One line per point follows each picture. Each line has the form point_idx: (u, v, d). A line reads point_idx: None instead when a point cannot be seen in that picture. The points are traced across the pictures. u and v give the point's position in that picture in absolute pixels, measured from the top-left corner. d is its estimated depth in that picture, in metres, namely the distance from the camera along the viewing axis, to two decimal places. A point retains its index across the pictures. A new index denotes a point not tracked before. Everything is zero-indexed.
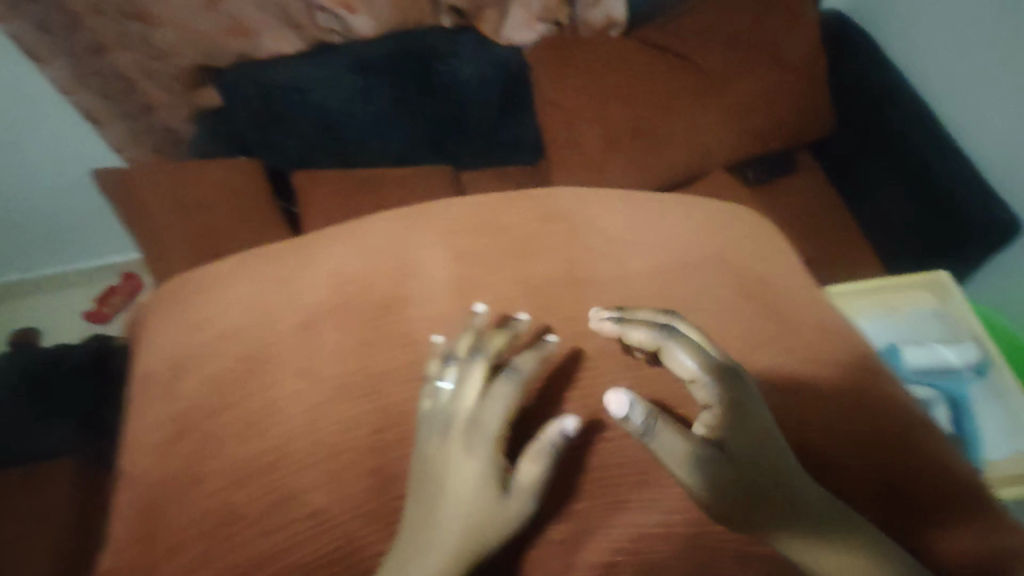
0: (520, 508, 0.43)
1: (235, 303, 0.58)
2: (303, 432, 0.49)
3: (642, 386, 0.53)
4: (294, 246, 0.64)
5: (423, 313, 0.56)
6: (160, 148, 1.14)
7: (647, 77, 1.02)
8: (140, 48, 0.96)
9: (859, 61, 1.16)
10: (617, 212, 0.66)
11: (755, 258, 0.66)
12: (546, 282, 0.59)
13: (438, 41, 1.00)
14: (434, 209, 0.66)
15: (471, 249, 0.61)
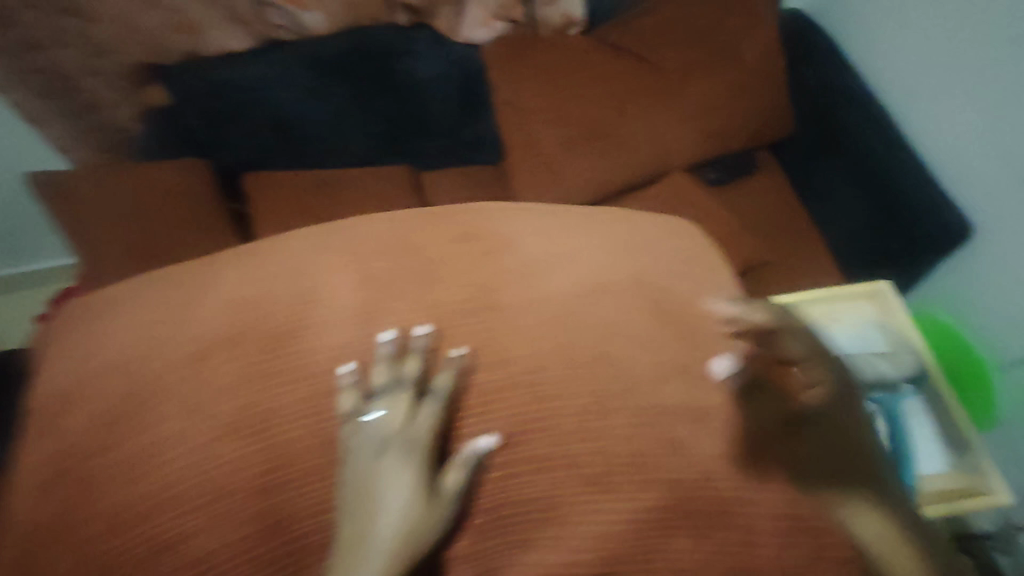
0: (445, 514, 0.43)
1: (126, 331, 0.51)
2: (189, 474, 0.44)
3: (569, 409, 0.47)
4: (198, 266, 0.57)
5: (325, 346, 0.48)
6: (108, 148, 1.08)
7: (601, 75, 1.01)
8: (80, 45, 0.93)
9: (817, 46, 1.13)
10: (540, 225, 0.59)
11: (690, 275, 0.60)
12: (458, 304, 0.51)
13: (393, 39, 1.01)
14: (346, 225, 0.59)
15: (385, 277, 0.52)
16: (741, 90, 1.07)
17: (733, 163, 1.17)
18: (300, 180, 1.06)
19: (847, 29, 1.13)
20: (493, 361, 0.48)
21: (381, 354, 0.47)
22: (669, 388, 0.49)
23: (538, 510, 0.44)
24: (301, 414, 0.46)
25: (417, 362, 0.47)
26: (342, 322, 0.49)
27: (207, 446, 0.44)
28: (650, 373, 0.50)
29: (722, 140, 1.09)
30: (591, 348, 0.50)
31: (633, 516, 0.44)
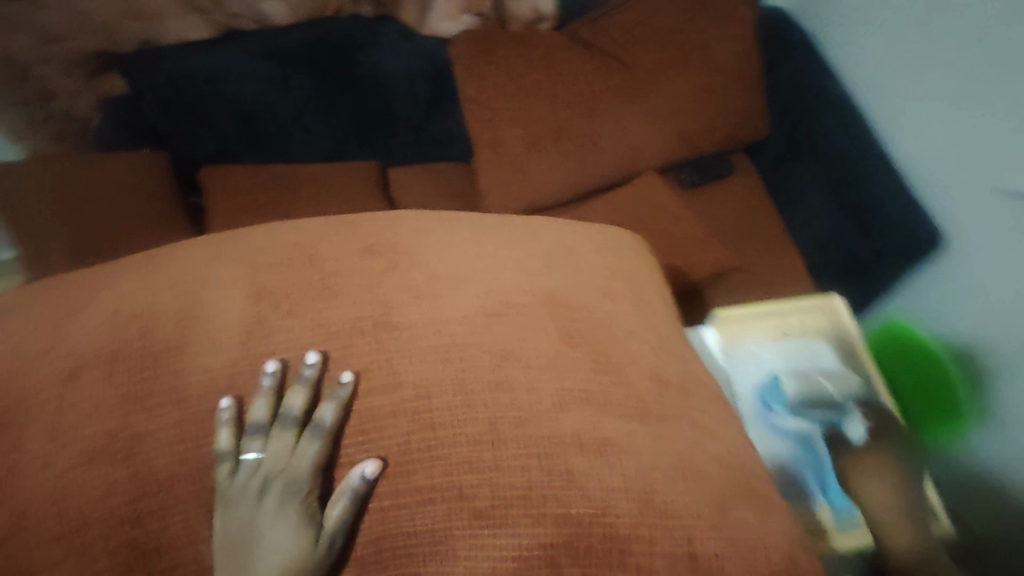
0: (328, 552, 0.43)
1: (13, 342, 0.51)
2: (60, 496, 0.43)
3: (471, 429, 0.46)
4: (106, 278, 0.56)
5: (211, 364, 0.48)
6: (64, 137, 1.04)
7: (568, 73, 0.99)
8: (30, 30, 0.90)
9: (791, 50, 1.13)
10: (454, 243, 0.58)
11: (607, 296, 0.58)
12: (349, 323, 0.50)
13: (358, 31, 0.99)
14: (267, 230, 0.59)
15: (275, 290, 0.52)
16: (713, 91, 1.05)
17: (709, 165, 1.15)
18: (259, 175, 1.04)
19: (833, 29, 1.10)
20: (390, 382, 0.47)
21: (262, 388, 0.47)
22: (567, 420, 0.47)
23: (424, 545, 0.43)
24: (202, 429, 0.46)
25: (302, 398, 0.46)
26: (242, 336, 0.49)
27: (85, 465, 0.44)
28: (545, 404, 0.48)
29: (691, 143, 1.07)
30: (488, 373, 0.48)
31: (515, 558, 0.42)
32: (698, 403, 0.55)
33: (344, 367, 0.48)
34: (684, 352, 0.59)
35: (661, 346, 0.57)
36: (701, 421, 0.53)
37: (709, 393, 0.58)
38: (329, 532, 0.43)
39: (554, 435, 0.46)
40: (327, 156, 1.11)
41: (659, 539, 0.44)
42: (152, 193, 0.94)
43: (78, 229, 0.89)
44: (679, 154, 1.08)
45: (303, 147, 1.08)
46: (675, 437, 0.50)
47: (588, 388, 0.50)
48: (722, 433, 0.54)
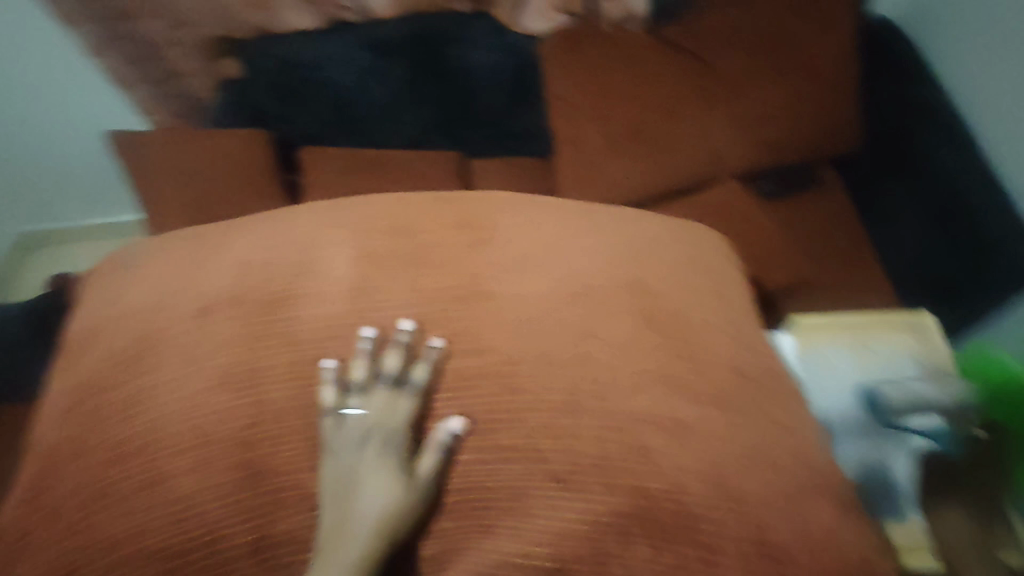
0: (422, 498, 0.46)
1: (146, 284, 0.57)
2: (178, 419, 0.48)
3: (546, 401, 0.48)
4: (228, 232, 0.62)
5: (318, 316, 0.52)
6: (183, 113, 1.16)
7: (654, 75, 0.99)
8: (164, 16, 0.99)
9: (894, 60, 1.07)
10: (541, 223, 0.60)
11: (690, 291, 0.57)
12: (442, 290, 0.53)
13: (448, 26, 1.03)
14: (365, 201, 0.63)
15: (377, 254, 0.56)
16: (806, 100, 1.01)
17: (795, 175, 1.10)
18: (350, 156, 1.10)
19: (947, 38, 1.03)
20: (475, 347, 0.51)
21: (360, 351, 0.50)
22: (639, 402, 0.48)
23: (504, 500, 0.46)
24: (303, 379, 0.50)
25: (394, 360, 0.50)
26: (332, 301, 0.53)
27: (204, 393, 0.49)
28: (624, 382, 0.49)
29: (778, 151, 1.04)
30: (567, 347, 0.50)
31: (586, 519, 0.44)
32: (777, 402, 0.54)
33: (433, 332, 0.52)
34: (764, 350, 0.58)
35: (739, 341, 0.56)
36: (778, 420, 0.52)
37: (789, 393, 0.56)
38: (424, 479, 0.46)
39: (631, 413, 0.47)
40: (413, 143, 1.16)
41: (727, 522, 0.45)
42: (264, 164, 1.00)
43: (199, 199, 1.00)
44: (767, 161, 1.05)
45: (393, 134, 1.14)
46: (749, 431, 0.50)
47: (663, 371, 0.50)
48: (801, 433, 0.53)
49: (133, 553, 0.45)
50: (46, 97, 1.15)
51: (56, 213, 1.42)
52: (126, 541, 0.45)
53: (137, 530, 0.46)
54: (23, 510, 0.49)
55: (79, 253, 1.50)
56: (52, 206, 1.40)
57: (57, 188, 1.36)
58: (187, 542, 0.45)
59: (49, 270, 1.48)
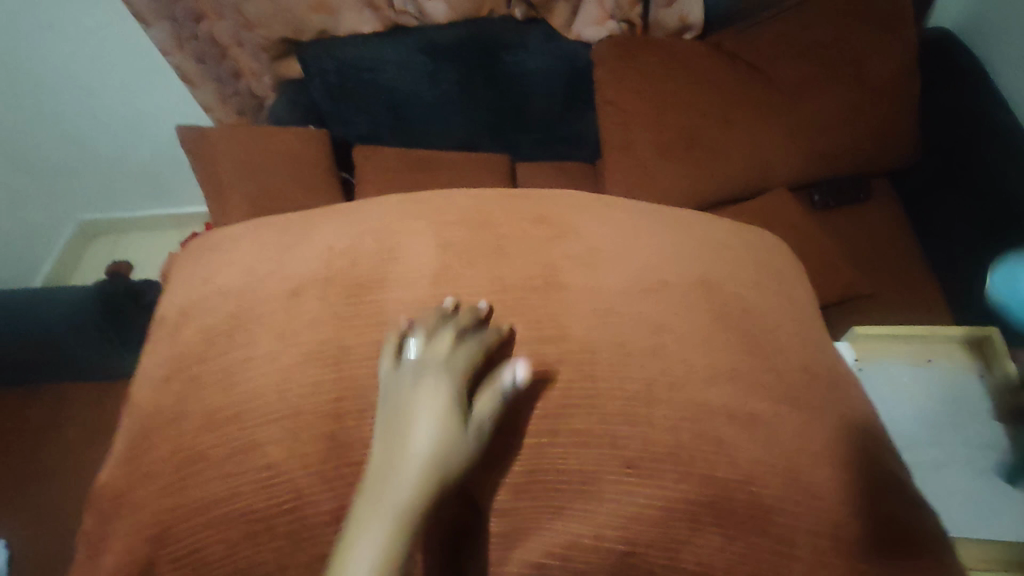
0: (475, 439, 0.47)
1: (233, 267, 0.60)
2: (267, 392, 0.51)
3: (625, 393, 0.48)
4: (317, 218, 0.64)
5: (403, 301, 0.55)
6: (244, 111, 1.22)
7: (709, 84, 0.99)
8: (235, 18, 1.04)
9: (954, 75, 1.05)
10: (615, 219, 0.61)
11: (754, 286, 0.59)
12: (523, 282, 0.55)
13: (506, 33, 1.05)
14: (447, 196, 0.65)
15: (458, 245, 0.58)
16: (865, 110, 1.00)
17: (848, 188, 1.08)
18: (405, 156, 1.13)
19: (1010, 52, 1.00)
20: (553, 334, 0.51)
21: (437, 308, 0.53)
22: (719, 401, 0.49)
23: (573, 483, 0.46)
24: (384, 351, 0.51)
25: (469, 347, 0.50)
26: (411, 284, 0.55)
27: (295, 367, 0.51)
28: (700, 374, 0.50)
29: (833, 160, 1.03)
30: (643, 340, 0.51)
31: (657, 506, 0.45)
32: (848, 408, 0.54)
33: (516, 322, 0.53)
34: (831, 353, 0.59)
35: (804, 343, 0.57)
36: (849, 424, 0.52)
37: (858, 398, 0.56)
38: (486, 418, 0.48)
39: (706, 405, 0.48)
40: (463, 144, 1.20)
41: (802, 516, 0.46)
42: (315, 162, 1.06)
43: (262, 190, 1.03)
44: (820, 171, 1.05)
45: (443, 134, 1.17)
46: (820, 430, 0.50)
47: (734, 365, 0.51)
48: (874, 437, 0.53)
49: (224, 516, 0.47)
50: (122, 91, 1.23)
51: (124, 202, 1.50)
52: (217, 503, 0.48)
53: (228, 494, 0.48)
54: (119, 471, 0.52)
55: (138, 242, 1.57)
56: (119, 195, 1.48)
57: (125, 179, 1.44)
58: (276, 507, 0.47)
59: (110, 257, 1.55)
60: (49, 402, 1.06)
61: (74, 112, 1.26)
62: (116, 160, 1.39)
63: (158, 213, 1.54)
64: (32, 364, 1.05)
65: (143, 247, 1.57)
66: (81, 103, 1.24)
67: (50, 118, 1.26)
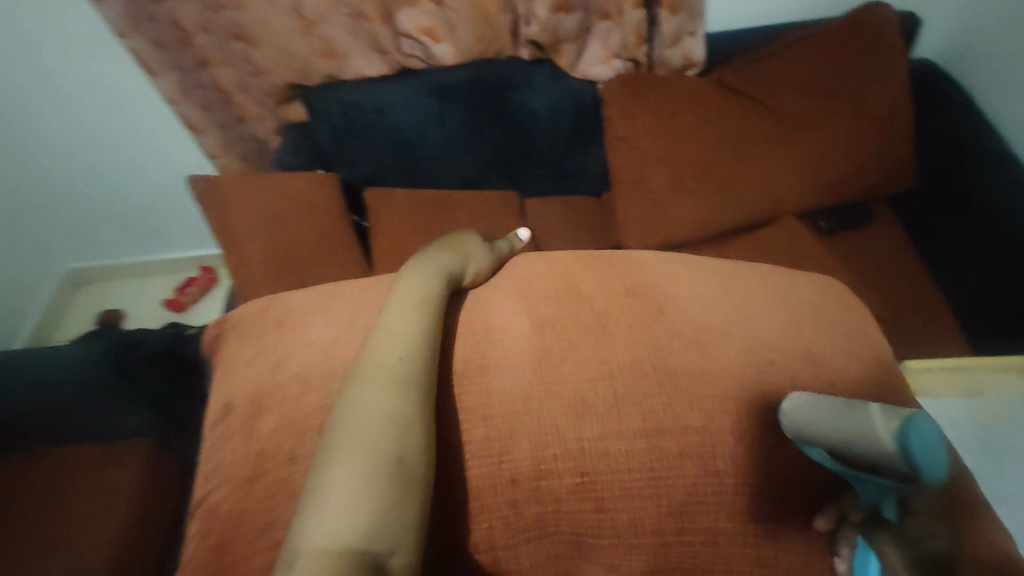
0: (485, 260, 0.60)
1: (267, 356, 0.52)
2: None
3: (744, 469, 0.43)
4: (364, 293, 0.56)
5: (501, 388, 0.45)
6: (247, 155, 1.21)
7: (717, 118, 1.02)
8: (241, 65, 1.04)
9: (945, 105, 1.11)
10: (705, 288, 0.55)
11: (851, 359, 0.51)
12: (629, 365, 0.46)
13: (512, 71, 1.06)
14: (519, 269, 0.59)
15: (557, 323, 0.50)
16: (866, 142, 1.04)
17: (850, 212, 1.12)
18: (418, 198, 1.13)
19: (994, 83, 1.06)
20: (668, 424, 0.43)
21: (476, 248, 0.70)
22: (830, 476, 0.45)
23: (700, 563, 0.40)
24: (473, 442, 0.43)
25: (566, 451, 0.42)
26: (498, 382, 0.45)
27: None
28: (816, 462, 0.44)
29: (837, 190, 1.07)
30: (750, 417, 0.45)
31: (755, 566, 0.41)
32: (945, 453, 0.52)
33: (629, 414, 0.44)
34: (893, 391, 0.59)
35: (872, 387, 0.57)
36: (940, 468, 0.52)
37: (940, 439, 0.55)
38: (482, 261, 0.60)
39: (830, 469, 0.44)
40: (468, 183, 1.20)
41: None
42: (330, 208, 1.05)
43: (278, 242, 1.02)
44: (825, 200, 1.08)
45: (450, 174, 1.18)
46: None
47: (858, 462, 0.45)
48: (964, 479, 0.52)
49: None
50: (119, 143, 1.20)
51: (117, 249, 1.46)
52: None
53: None
54: None
55: (129, 289, 1.52)
56: (110, 241, 1.43)
57: (117, 225, 1.39)
58: None
59: (98, 306, 1.49)
60: (57, 465, 1.01)
61: (67, 165, 1.22)
62: (111, 210, 1.35)
63: (152, 259, 1.50)
64: (32, 427, 1.01)
65: (133, 293, 1.52)
66: (73, 154, 1.20)
67: (42, 172, 1.22)
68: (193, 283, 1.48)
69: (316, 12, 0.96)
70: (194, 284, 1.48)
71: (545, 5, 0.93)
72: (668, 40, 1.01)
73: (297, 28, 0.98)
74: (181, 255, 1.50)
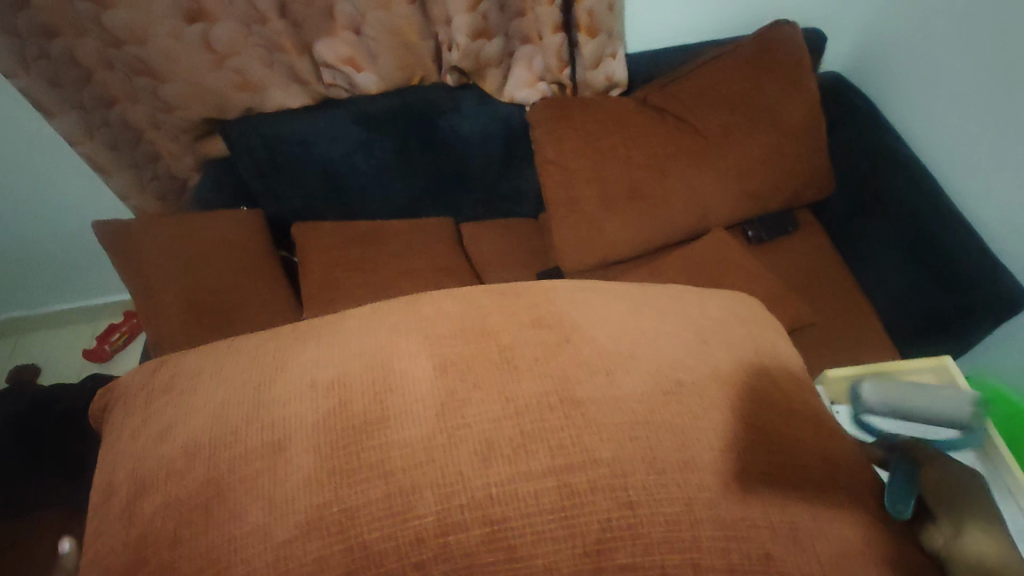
0: None
1: (160, 421, 0.47)
2: None
3: (664, 502, 0.41)
4: (250, 351, 0.51)
5: (405, 443, 0.42)
6: (165, 195, 1.16)
7: (643, 138, 1.04)
8: (151, 102, 1.00)
9: (853, 114, 1.17)
10: (613, 315, 0.54)
11: (755, 371, 0.53)
12: (535, 401, 0.44)
13: (439, 98, 1.05)
14: (420, 304, 0.54)
15: (461, 361, 0.47)
16: (783, 154, 1.08)
17: (775, 222, 1.17)
18: (347, 230, 1.10)
19: (897, 93, 1.14)
20: (579, 460, 0.42)
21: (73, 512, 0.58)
22: (766, 495, 0.44)
23: None
24: (372, 501, 0.40)
25: (473, 495, 0.40)
26: (404, 432, 0.42)
27: None
28: (752, 486, 0.44)
29: (760, 203, 1.11)
30: (671, 451, 0.43)
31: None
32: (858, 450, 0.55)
33: (536, 452, 0.42)
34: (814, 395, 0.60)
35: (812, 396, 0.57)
36: (860, 467, 0.53)
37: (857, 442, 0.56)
38: None
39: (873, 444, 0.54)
40: (402, 211, 1.18)
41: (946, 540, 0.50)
42: (255, 244, 1.02)
43: (196, 286, 0.95)
44: (750, 212, 1.11)
45: (382, 203, 1.15)
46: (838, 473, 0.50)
47: (782, 474, 0.45)
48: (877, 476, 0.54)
49: None
50: (20, 189, 1.12)
51: (25, 299, 1.35)
52: None
53: None
54: None
55: (42, 341, 1.42)
56: (18, 292, 1.33)
57: (24, 274, 1.30)
58: None
59: (6, 363, 1.38)
60: None
61: None
62: (17, 259, 1.25)
63: (66, 307, 1.40)
64: None
65: (46, 345, 1.41)
66: None
67: None
68: (116, 331, 1.39)
69: (226, 44, 0.93)
70: (118, 332, 1.39)
71: (463, 32, 0.94)
72: (590, 63, 1.03)
73: (208, 61, 0.94)
74: (102, 301, 1.42)
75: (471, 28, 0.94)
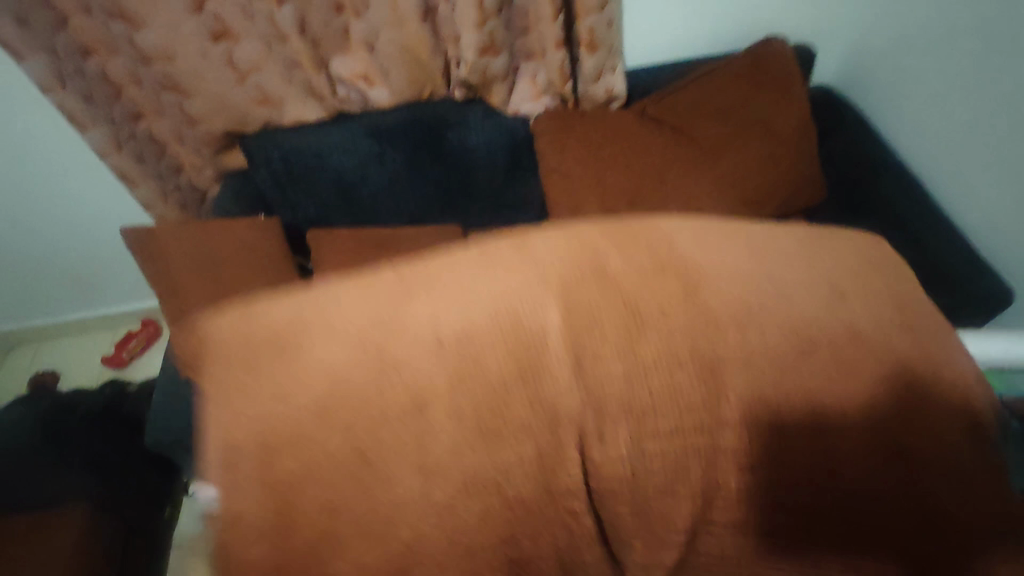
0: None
1: (325, 343, 0.56)
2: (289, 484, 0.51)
3: (678, 437, 0.52)
4: (406, 294, 0.59)
5: (544, 388, 0.52)
6: (186, 205, 1.22)
7: (642, 147, 1.09)
8: (176, 116, 1.06)
9: (843, 125, 1.22)
10: (728, 257, 0.62)
11: (880, 343, 0.56)
12: (660, 352, 0.53)
13: (447, 112, 1.11)
14: (544, 249, 0.61)
15: (588, 310, 0.55)
16: (777, 160, 1.13)
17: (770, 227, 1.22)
18: (361, 237, 1.15)
19: (883, 104, 1.20)
20: (627, 400, 0.53)
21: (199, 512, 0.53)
22: (883, 478, 0.51)
23: None
24: (522, 460, 0.52)
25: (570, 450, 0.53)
26: (518, 375, 0.52)
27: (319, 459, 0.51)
28: (772, 446, 0.52)
29: (756, 208, 1.15)
30: (772, 405, 0.52)
31: (693, 514, 0.53)
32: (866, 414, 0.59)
33: (599, 405, 0.52)
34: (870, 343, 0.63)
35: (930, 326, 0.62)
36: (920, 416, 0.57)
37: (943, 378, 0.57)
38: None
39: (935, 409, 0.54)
40: (414, 220, 1.22)
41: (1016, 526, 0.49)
42: (270, 247, 1.07)
43: (219, 287, 1.01)
44: (747, 217, 1.16)
45: (393, 213, 1.20)
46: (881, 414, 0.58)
47: (829, 432, 0.52)
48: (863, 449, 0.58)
49: None
50: (49, 201, 1.17)
51: (48, 307, 1.40)
52: None
53: None
54: None
55: (63, 348, 1.46)
56: (43, 301, 1.38)
57: (50, 283, 1.35)
58: None
59: (27, 369, 1.42)
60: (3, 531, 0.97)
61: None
62: (41, 268, 1.30)
63: (83, 316, 1.44)
64: None
65: (66, 352, 1.46)
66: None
67: None
68: (133, 338, 1.43)
69: (250, 62, 0.99)
70: (135, 339, 1.43)
71: (472, 49, 1.00)
72: (590, 77, 1.09)
73: (231, 77, 1.00)
74: (120, 309, 1.46)
75: (479, 45, 1.00)
